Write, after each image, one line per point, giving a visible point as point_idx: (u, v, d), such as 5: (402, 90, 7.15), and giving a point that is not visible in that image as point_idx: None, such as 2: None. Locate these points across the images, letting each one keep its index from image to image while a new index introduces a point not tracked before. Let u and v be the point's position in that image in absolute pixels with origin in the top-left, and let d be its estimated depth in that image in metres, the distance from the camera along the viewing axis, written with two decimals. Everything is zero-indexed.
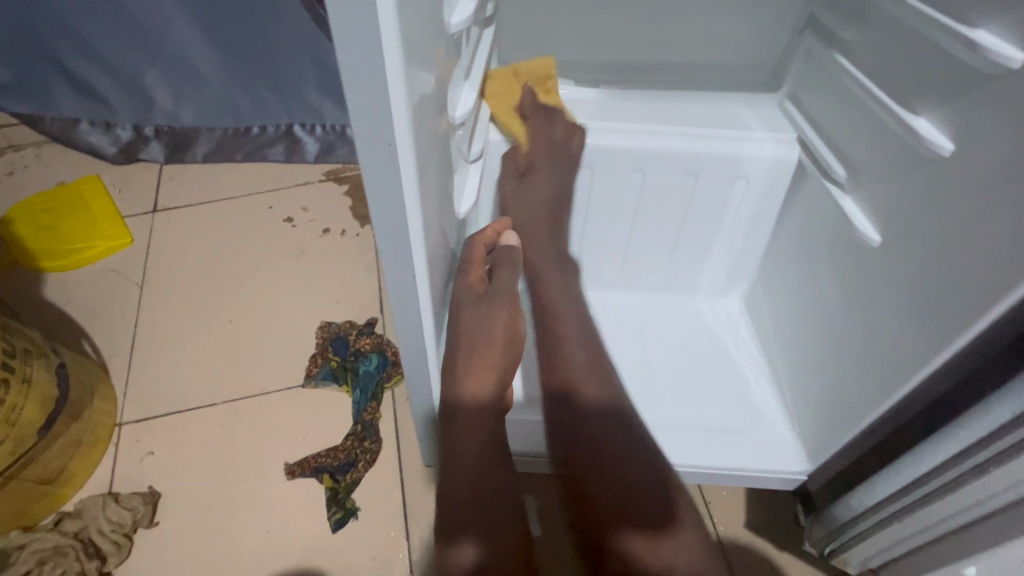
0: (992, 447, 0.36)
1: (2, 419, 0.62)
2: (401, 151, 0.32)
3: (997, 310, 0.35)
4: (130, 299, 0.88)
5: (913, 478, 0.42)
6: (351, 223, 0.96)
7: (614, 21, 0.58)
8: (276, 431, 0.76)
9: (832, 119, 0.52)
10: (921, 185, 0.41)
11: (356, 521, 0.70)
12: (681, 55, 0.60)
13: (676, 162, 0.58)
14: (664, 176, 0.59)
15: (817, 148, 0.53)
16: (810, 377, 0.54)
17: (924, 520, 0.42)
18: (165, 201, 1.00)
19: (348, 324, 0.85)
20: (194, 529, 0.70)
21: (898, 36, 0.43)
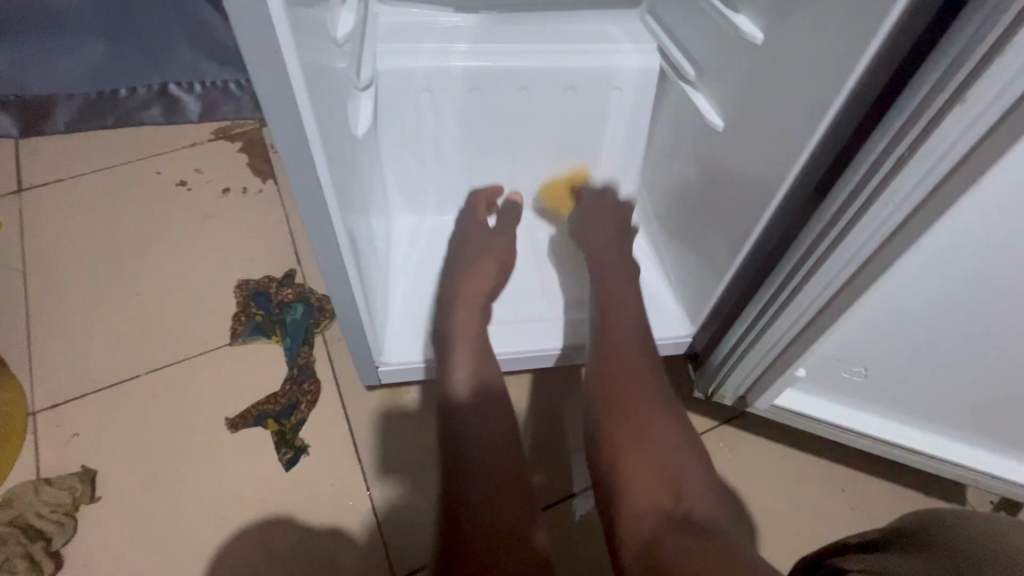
0: (803, 270, 0.47)
1: None
2: (289, 59, 0.34)
3: (798, 163, 0.45)
4: (13, 288, 0.82)
5: (758, 311, 0.54)
6: (252, 181, 0.93)
7: None
8: (211, 391, 0.77)
9: (681, 27, 0.60)
10: (749, 71, 0.49)
11: (307, 457, 0.73)
12: None
13: (556, 77, 0.63)
14: (547, 93, 0.64)
15: (672, 55, 0.61)
16: (688, 255, 0.64)
17: (769, 342, 0.54)
18: (30, 179, 0.91)
19: (266, 279, 0.84)
20: (140, 496, 0.70)
21: None
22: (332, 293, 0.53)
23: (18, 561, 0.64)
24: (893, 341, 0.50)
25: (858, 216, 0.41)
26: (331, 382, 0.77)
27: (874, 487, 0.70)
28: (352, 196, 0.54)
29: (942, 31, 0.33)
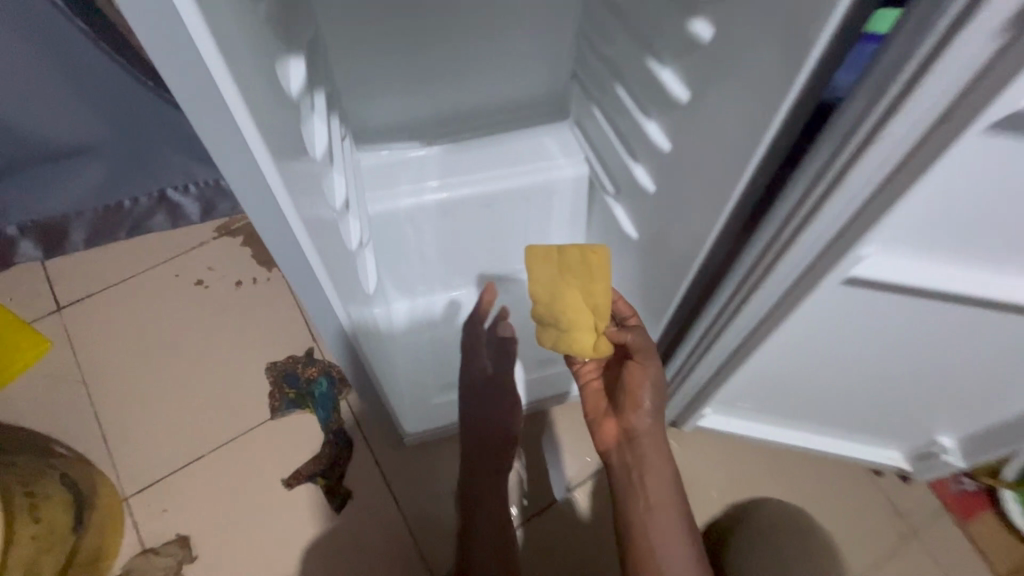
0: (702, 341, 0.70)
1: (44, 530, 0.78)
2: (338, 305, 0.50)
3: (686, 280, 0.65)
4: (79, 396, 0.98)
5: (679, 361, 0.76)
6: (259, 271, 1.08)
7: (438, 99, 0.76)
8: (265, 460, 0.95)
9: (601, 150, 0.76)
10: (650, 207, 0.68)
11: (353, 501, 0.92)
12: (494, 107, 0.79)
13: (509, 195, 0.80)
14: (503, 206, 0.81)
15: (597, 169, 0.79)
16: None
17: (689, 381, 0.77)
18: (65, 295, 1.04)
19: (290, 359, 1.01)
20: (228, 550, 0.90)
21: (622, 111, 0.68)
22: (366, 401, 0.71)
23: None
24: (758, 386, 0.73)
25: (729, 318, 0.63)
26: (359, 440, 0.96)
27: None
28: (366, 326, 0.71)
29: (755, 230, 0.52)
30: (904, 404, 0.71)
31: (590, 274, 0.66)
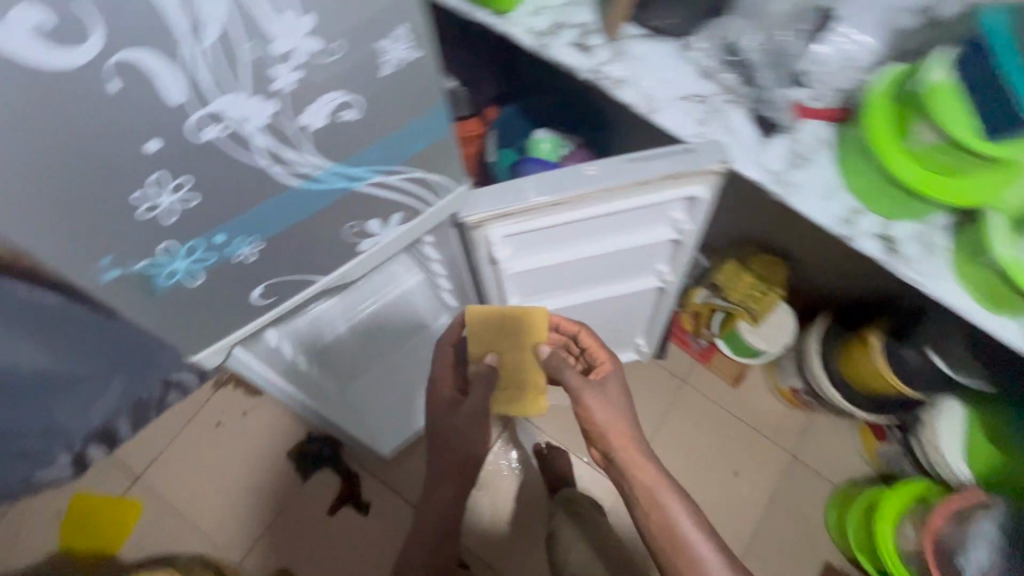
0: None
1: None
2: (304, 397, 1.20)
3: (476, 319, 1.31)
4: (180, 522, 1.51)
5: None
6: (253, 400, 1.61)
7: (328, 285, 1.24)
8: (312, 506, 1.52)
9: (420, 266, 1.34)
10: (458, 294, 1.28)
11: (374, 505, 1.52)
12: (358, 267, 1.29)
13: (384, 311, 1.37)
14: (385, 315, 1.38)
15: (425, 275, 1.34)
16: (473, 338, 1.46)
17: None
18: (137, 468, 1.56)
19: (299, 444, 1.57)
20: (314, 562, 1.49)
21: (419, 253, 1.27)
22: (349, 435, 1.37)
23: None
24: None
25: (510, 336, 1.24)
26: (362, 474, 1.54)
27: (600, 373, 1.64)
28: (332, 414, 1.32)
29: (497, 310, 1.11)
30: (619, 335, 1.36)
31: (528, 329, 1.00)
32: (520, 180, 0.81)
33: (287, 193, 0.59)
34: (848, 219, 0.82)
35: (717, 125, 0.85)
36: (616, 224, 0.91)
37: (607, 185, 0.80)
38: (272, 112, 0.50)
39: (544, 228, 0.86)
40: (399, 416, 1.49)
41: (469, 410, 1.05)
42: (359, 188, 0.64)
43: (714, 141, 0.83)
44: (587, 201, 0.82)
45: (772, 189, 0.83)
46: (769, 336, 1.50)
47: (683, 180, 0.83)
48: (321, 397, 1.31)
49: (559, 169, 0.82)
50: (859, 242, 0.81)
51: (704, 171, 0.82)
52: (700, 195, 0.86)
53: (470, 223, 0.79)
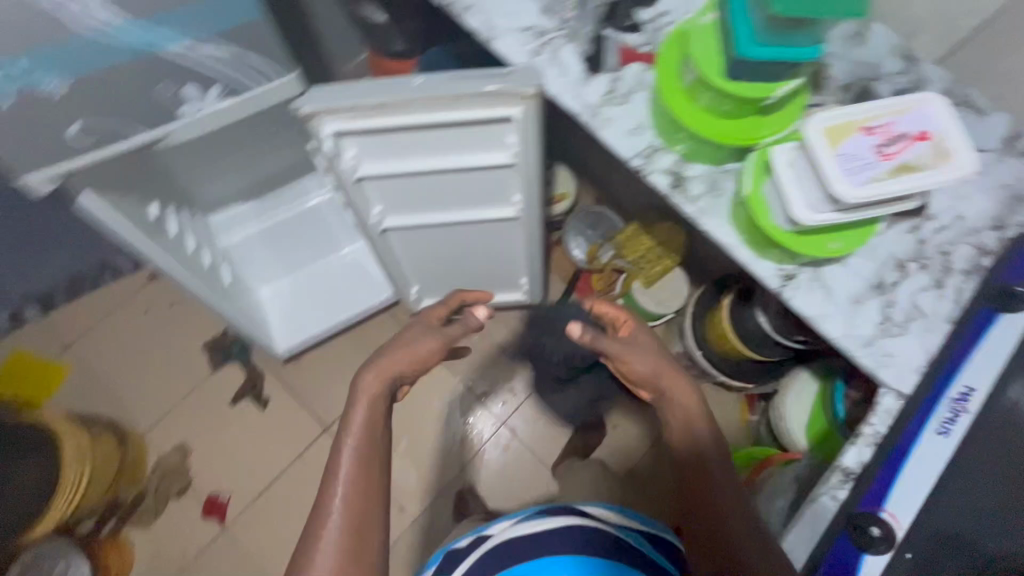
0: (396, 275, 1.41)
1: (118, 460, 1.49)
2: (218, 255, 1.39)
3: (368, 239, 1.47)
4: (100, 393, 1.66)
5: (398, 284, 1.46)
6: (175, 295, 1.74)
7: (250, 182, 1.44)
8: (215, 395, 1.66)
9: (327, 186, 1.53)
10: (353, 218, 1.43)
11: (271, 402, 1.66)
12: (275, 174, 1.46)
13: (298, 222, 1.53)
14: (299, 229, 1.54)
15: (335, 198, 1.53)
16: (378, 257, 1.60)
17: (402, 286, 1.46)
18: (68, 339, 1.71)
19: (218, 336, 1.70)
20: (206, 442, 1.63)
21: (321, 169, 1.41)
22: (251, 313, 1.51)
23: (178, 486, 1.57)
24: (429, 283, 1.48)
25: (390, 257, 1.32)
26: (266, 375, 1.67)
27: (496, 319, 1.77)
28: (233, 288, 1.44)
29: (365, 224, 1.19)
30: (499, 271, 1.44)
31: None
32: (345, 83, 0.90)
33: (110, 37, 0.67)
34: (647, 152, 0.90)
35: (549, 58, 0.94)
36: (445, 141, 0.99)
37: (421, 95, 0.89)
38: None
39: (374, 132, 0.95)
40: (301, 329, 1.58)
41: (408, 351, 0.99)
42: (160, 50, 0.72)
43: (533, 67, 0.91)
44: (406, 109, 0.91)
45: (582, 121, 0.92)
46: (660, 298, 1.61)
47: (504, 101, 0.90)
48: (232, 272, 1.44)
49: (387, 78, 0.90)
50: (649, 175, 0.89)
51: (514, 90, 0.89)
52: (517, 115, 0.92)
53: (299, 114, 0.90)
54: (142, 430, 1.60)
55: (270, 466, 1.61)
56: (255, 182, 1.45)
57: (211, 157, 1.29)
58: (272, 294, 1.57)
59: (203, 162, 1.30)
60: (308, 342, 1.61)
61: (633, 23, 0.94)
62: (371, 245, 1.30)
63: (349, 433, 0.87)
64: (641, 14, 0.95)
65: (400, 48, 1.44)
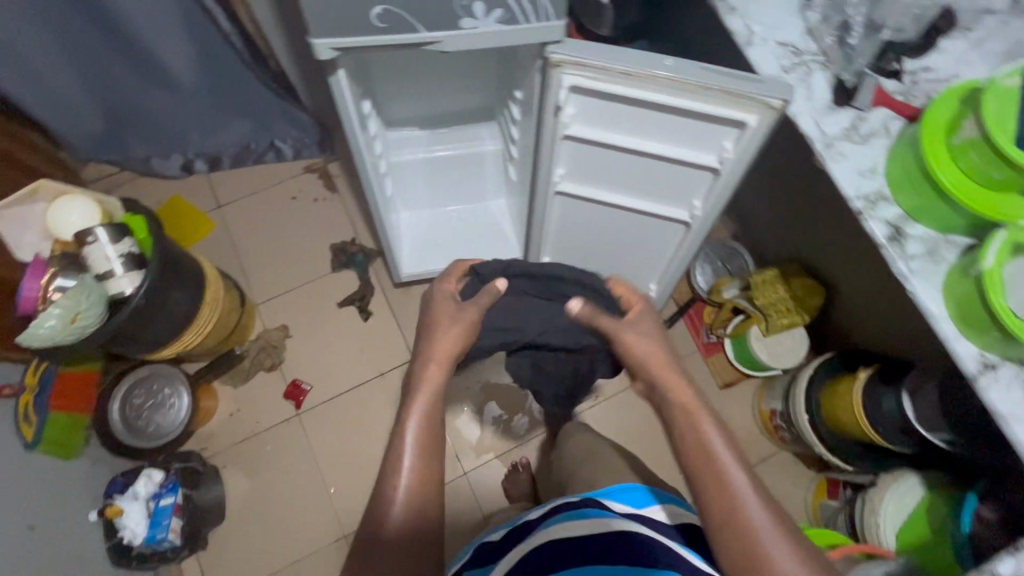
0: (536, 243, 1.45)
1: (237, 319, 1.61)
2: (385, 168, 1.48)
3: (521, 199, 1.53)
4: (233, 256, 1.81)
5: (533, 250, 1.49)
6: (322, 193, 1.87)
7: (436, 113, 1.52)
8: (326, 293, 1.77)
9: (498, 138, 1.59)
10: (517, 175, 1.49)
11: (373, 317, 1.75)
12: (459, 113, 1.54)
13: (460, 163, 1.60)
14: (458, 170, 1.62)
15: (501, 152, 1.60)
16: (516, 219, 1.66)
17: (535, 253, 1.50)
18: (220, 200, 1.87)
19: (346, 242, 1.81)
20: (306, 332, 1.74)
21: (505, 121, 1.47)
22: (389, 230, 1.60)
23: (272, 363, 1.68)
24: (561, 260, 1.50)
25: (542, 222, 1.36)
26: (376, 292, 1.76)
27: None
28: (386, 202, 1.53)
29: (542, 183, 1.23)
30: (632, 269, 1.45)
31: None
32: (603, 45, 0.93)
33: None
34: (871, 198, 0.87)
35: (800, 78, 0.93)
36: (664, 125, 1.01)
37: (669, 77, 0.91)
38: None
39: (605, 98, 0.98)
40: (425, 261, 1.66)
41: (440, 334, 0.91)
42: None
43: (784, 80, 0.91)
44: (649, 84, 0.93)
45: (815, 148, 0.90)
46: (775, 351, 1.57)
47: (745, 106, 0.91)
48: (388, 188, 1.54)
49: (640, 52, 0.93)
50: (869, 222, 0.87)
51: (761, 99, 0.89)
52: (750, 123, 0.93)
53: (550, 61, 0.94)
54: (249, 303, 1.72)
55: (354, 374, 1.70)
56: (439, 115, 1.53)
57: (418, 79, 1.38)
58: (409, 219, 1.70)
59: (410, 81, 1.38)
60: (426, 275, 1.69)
61: (896, 68, 0.93)
62: (530, 205, 1.34)
63: (401, 437, 0.81)
64: (905, 62, 0.93)
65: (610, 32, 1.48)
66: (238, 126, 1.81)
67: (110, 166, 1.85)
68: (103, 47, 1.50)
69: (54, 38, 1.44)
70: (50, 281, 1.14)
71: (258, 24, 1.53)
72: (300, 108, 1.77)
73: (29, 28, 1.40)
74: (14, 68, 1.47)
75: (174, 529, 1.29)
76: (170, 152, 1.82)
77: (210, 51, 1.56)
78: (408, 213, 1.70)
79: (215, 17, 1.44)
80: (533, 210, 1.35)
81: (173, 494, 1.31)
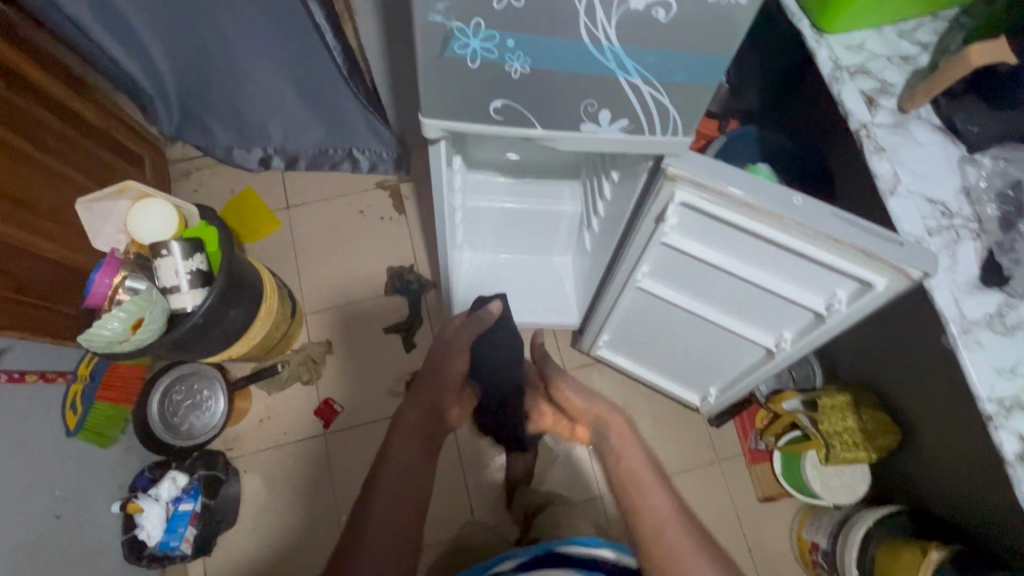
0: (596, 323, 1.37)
1: (284, 330, 1.61)
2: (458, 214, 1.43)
3: (590, 270, 1.45)
4: (291, 260, 1.82)
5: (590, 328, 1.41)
6: (389, 212, 1.85)
7: (520, 165, 1.47)
8: (374, 316, 1.75)
9: (579, 200, 1.52)
10: (591, 245, 1.41)
11: (415, 350, 1.72)
12: (544, 169, 1.48)
13: (534, 218, 1.54)
14: (531, 224, 1.56)
15: (579, 214, 1.53)
16: (580, 284, 1.59)
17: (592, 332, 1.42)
18: (290, 201, 1.88)
19: (403, 268, 1.79)
20: (347, 351, 1.72)
21: (591, 189, 1.39)
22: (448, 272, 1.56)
23: (308, 377, 1.67)
24: (619, 344, 1.40)
25: (608, 309, 1.28)
26: (423, 324, 1.73)
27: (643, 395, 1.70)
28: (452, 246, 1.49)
29: (621, 276, 1.15)
30: (693, 371, 1.35)
31: None
32: (726, 167, 0.85)
33: (594, 52, 0.68)
34: (1008, 407, 0.76)
35: (945, 244, 0.82)
36: (774, 259, 0.91)
37: (798, 219, 0.82)
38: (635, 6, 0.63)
39: (718, 220, 0.89)
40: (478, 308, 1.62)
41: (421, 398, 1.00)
42: (620, 79, 0.71)
43: (926, 248, 0.80)
44: (772, 220, 0.84)
45: (947, 330, 0.80)
46: (830, 484, 1.44)
47: (879, 266, 0.81)
48: (456, 233, 1.49)
49: (769, 183, 0.84)
50: (997, 432, 0.76)
51: (899, 266, 0.79)
52: (876, 286, 0.83)
53: (665, 173, 0.86)
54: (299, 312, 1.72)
55: (385, 406, 1.67)
56: (523, 167, 1.47)
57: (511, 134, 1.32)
58: (469, 260, 1.65)
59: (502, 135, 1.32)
60: None
61: None
62: (600, 288, 1.27)
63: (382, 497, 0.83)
64: None
65: (719, 113, 1.38)
66: (320, 133, 1.79)
67: (193, 150, 1.88)
68: (207, 40, 1.49)
69: (165, 25, 1.45)
70: (122, 282, 1.15)
71: (361, 41, 1.49)
72: (384, 126, 1.73)
73: (143, 15, 1.41)
74: (122, 48, 1.48)
75: (188, 538, 1.32)
76: (250, 146, 1.82)
77: (309, 60, 1.54)
78: (470, 254, 1.65)
79: (320, 31, 1.41)
80: (603, 294, 1.27)
81: (194, 500, 1.34)
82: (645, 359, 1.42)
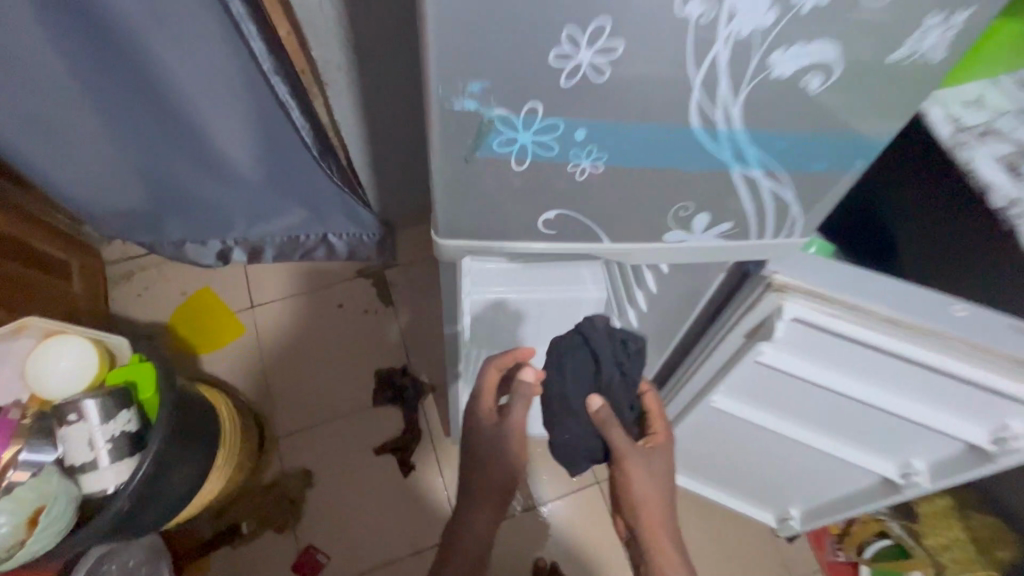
0: None
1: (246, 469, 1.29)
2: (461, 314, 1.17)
3: None
4: (257, 370, 1.51)
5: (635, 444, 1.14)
6: (373, 304, 1.59)
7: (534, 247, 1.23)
8: (363, 434, 1.45)
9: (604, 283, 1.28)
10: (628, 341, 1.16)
11: (414, 471, 1.41)
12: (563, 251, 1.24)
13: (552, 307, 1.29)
14: (549, 314, 1.30)
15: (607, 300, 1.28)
16: None
17: None
18: (252, 300, 1.59)
19: (392, 369, 1.51)
20: (331, 482, 1.40)
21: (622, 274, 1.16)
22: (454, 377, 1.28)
23: (281, 523, 1.34)
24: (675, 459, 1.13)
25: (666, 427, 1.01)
26: (423, 438, 1.44)
27: (696, 504, 1.41)
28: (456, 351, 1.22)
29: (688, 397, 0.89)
30: (771, 491, 1.09)
31: None
32: (855, 271, 0.62)
33: (702, 141, 0.45)
34: None
35: None
36: (920, 383, 0.68)
37: (968, 341, 0.59)
38: (777, 71, 0.41)
39: (841, 339, 0.66)
40: None
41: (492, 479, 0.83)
42: (733, 173, 0.49)
43: None
44: (926, 340, 0.61)
45: None
46: None
47: None
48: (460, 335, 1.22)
49: (918, 290, 0.61)
50: None
51: None
52: None
53: (770, 283, 0.64)
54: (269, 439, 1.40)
55: (384, 549, 1.35)
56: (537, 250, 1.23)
57: None
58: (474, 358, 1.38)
59: None
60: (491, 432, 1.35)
61: None
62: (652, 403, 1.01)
63: None
64: None
65: None
66: (287, 219, 1.53)
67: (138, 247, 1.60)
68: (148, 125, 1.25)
69: (94, 111, 1.20)
70: (13, 458, 0.83)
71: (333, 116, 1.27)
72: (364, 207, 1.48)
73: (66, 101, 1.17)
74: (44, 141, 1.23)
75: None
76: (207, 239, 1.56)
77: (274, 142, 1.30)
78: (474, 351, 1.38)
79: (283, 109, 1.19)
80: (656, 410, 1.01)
81: None
82: (707, 475, 1.15)
